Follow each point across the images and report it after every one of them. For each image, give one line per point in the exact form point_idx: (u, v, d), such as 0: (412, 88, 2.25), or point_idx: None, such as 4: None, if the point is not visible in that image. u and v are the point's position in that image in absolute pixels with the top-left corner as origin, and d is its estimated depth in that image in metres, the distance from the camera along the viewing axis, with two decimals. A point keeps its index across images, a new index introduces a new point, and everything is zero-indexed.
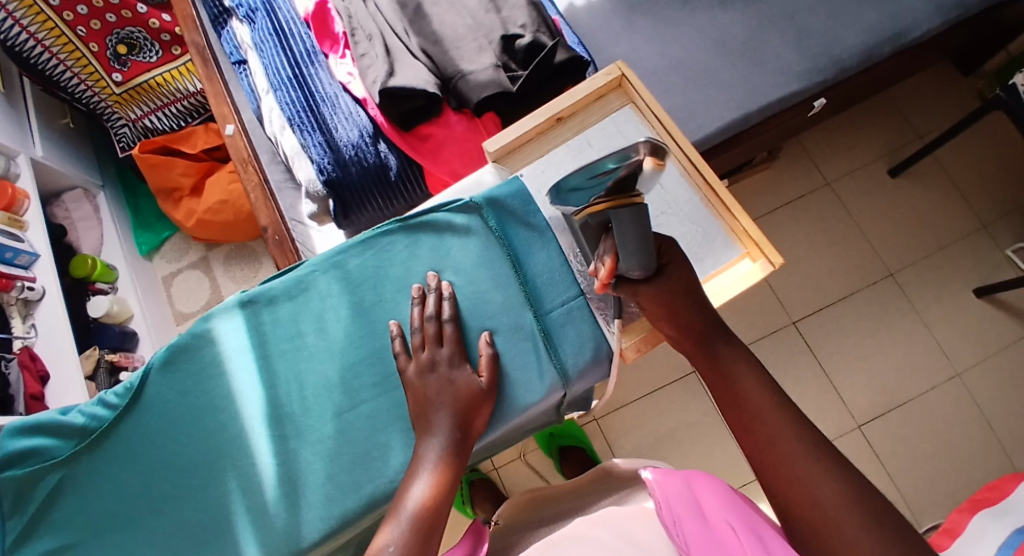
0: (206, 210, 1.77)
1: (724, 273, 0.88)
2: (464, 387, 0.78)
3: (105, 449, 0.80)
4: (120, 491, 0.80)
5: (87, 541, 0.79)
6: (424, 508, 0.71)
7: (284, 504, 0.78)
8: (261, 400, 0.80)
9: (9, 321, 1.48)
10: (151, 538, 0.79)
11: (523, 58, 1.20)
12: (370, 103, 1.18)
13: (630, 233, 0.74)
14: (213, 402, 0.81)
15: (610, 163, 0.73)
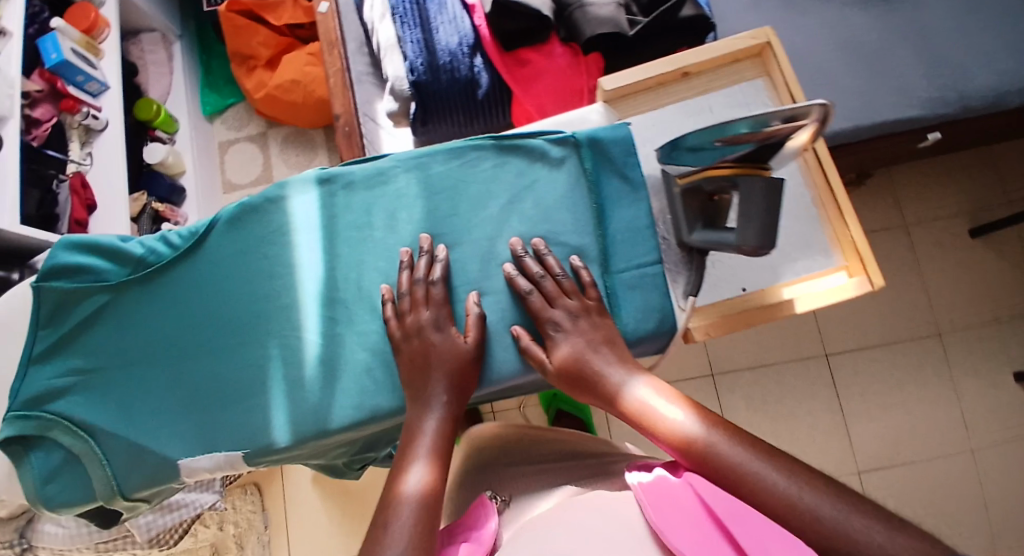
0: (277, 86, 1.73)
1: (815, 282, 0.82)
2: (450, 355, 0.76)
3: (156, 287, 0.80)
4: (164, 333, 0.80)
5: (113, 370, 0.80)
6: (426, 475, 0.70)
7: (320, 384, 0.78)
8: (319, 280, 0.80)
9: (68, 143, 1.48)
10: (181, 382, 0.79)
11: (645, 4, 1.14)
12: (477, 11, 1.12)
13: (756, 207, 0.70)
14: (271, 268, 0.80)
15: (742, 129, 0.68)
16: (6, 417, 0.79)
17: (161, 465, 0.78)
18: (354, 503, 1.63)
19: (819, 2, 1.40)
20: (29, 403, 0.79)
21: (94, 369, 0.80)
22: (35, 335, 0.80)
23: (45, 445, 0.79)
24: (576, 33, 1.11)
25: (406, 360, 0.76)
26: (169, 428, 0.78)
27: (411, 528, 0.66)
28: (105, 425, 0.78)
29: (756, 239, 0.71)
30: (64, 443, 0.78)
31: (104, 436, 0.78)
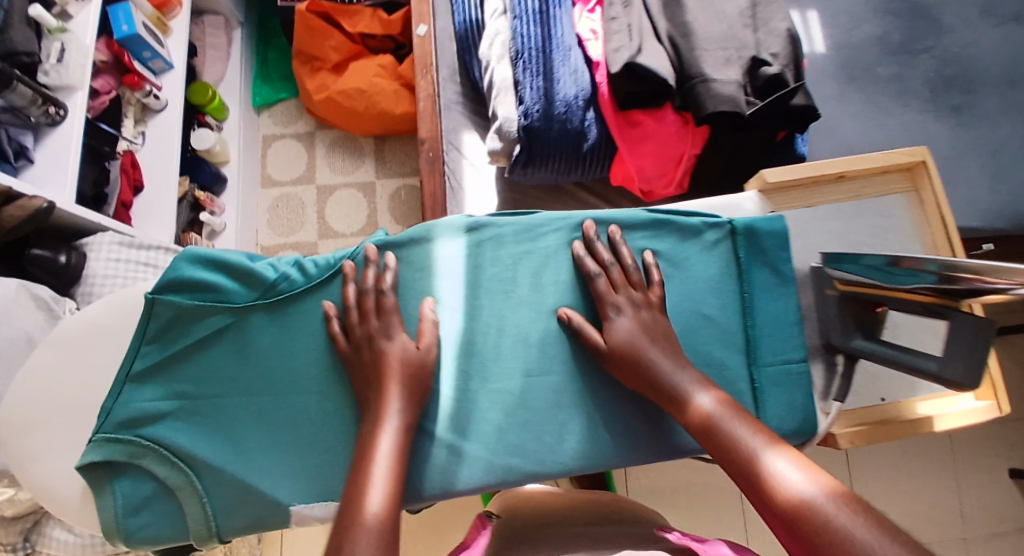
0: (342, 92, 1.69)
1: (947, 402, 0.85)
2: (401, 362, 0.73)
3: (285, 317, 0.77)
4: (287, 368, 0.76)
5: (226, 398, 0.75)
6: (388, 492, 0.64)
7: (452, 438, 0.78)
8: (459, 331, 0.80)
9: (122, 119, 1.40)
10: (294, 422, 0.75)
11: (760, 87, 1.11)
12: (601, 68, 1.10)
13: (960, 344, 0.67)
14: (413, 311, 0.80)
15: (931, 267, 0.65)
16: (94, 439, 0.73)
17: (270, 510, 0.74)
18: None
19: (901, 104, 1.43)
20: (125, 426, 0.74)
21: (201, 395, 0.75)
22: (138, 349, 0.75)
23: (135, 474, 0.74)
24: (696, 107, 1.08)
25: (367, 369, 0.73)
26: (280, 470, 0.74)
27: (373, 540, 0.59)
28: (207, 459, 0.74)
29: (961, 374, 0.67)
30: (159, 474, 0.73)
31: (207, 470, 0.74)
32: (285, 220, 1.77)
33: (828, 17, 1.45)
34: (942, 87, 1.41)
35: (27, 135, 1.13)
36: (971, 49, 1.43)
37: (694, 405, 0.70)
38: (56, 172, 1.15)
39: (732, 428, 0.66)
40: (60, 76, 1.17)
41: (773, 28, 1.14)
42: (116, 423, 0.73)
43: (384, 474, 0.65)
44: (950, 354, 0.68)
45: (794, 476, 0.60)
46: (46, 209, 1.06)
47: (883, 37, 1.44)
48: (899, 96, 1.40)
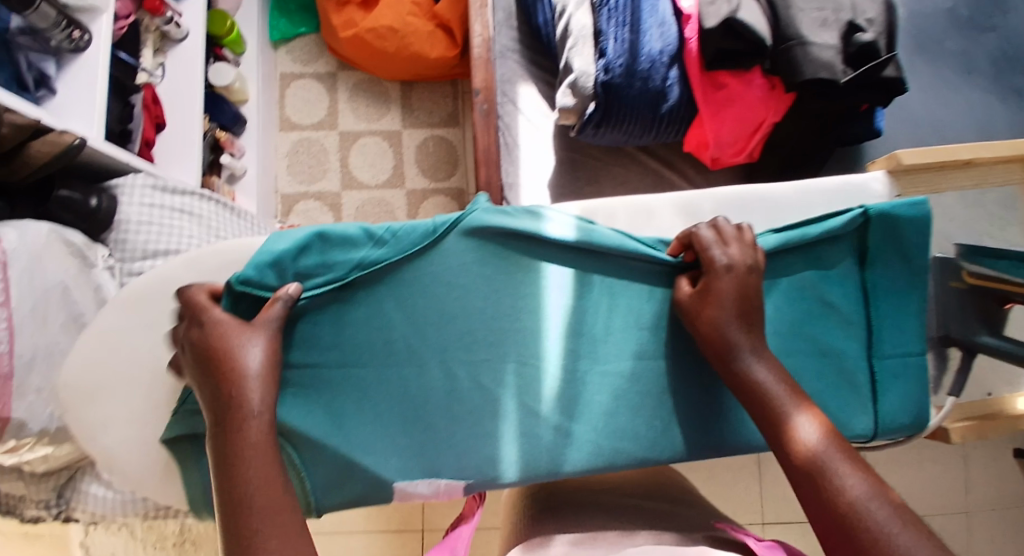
0: (371, 30, 1.55)
1: None
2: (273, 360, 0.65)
3: (383, 284, 0.73)
4: (394, 340, 0.72)
5: (330, 368, 0.72)
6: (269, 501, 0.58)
7: (558, 422, 0.73)
8: (570, 309, 0.75)
9: (141, 48, 1.27)
10: (392, 400, 0.72)
11: (852, 56, 1.07)
12: (692, 22, 1.03)
13: None
14: (516, 288, 0.74)
15: None
16: (177, 412, 0.70)
17: (376, 487, 0.71)
18: None
19: (964, 82, 1.39)
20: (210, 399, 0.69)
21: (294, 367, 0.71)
22: None
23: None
24: (791, 71, 1.02)
25: (201, 354, 0.65)
26: (384, 448, 0.71)
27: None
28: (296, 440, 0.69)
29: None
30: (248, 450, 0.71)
31: (306, 447, 0.70)
32: (306, 167, 1.67)
33: None
34: (1005, 68, 1.40)
35: (48, 62, 1.01)
36: None
37: (798, 439, 0.61)
38: (82, 105, 1.04)
39: (826, 457, 0.60)
40: None
41: None
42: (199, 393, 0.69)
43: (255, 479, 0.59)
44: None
45: (868, 508, 0.56)
46: (78, 145, 0.94)
47: (953, 9, 1.42)
48: (963, 72, 1.40)
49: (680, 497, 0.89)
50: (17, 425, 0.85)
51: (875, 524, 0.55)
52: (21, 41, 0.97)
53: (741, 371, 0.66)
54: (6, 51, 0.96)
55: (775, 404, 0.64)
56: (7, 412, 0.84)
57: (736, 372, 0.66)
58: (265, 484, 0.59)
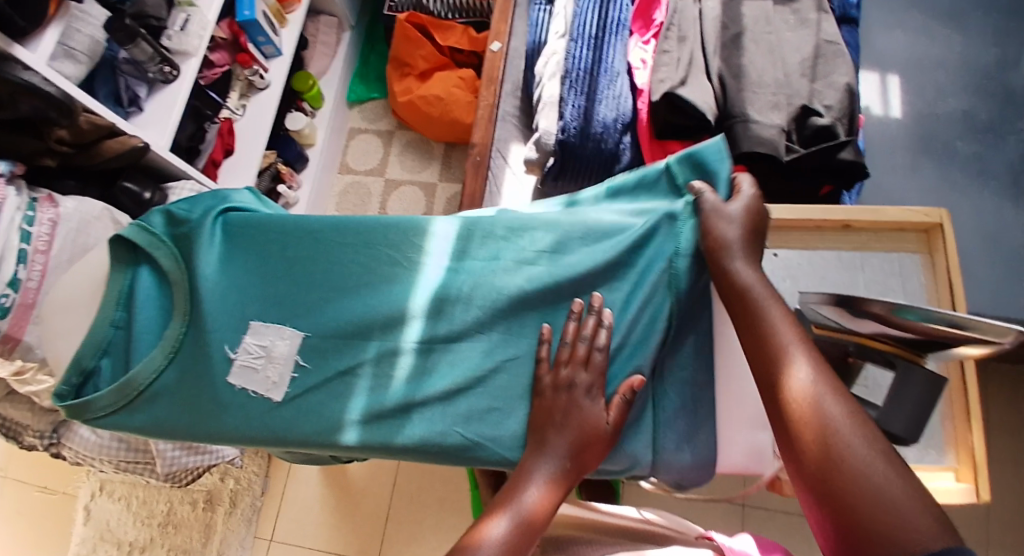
0: (423, 96, 1.81)
1: (927, 475, 0.79)
2: (583, 424, 0.76)
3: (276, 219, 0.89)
4: (270, 225, 0.88)
5: (234, 307, 0.86)
6: (515, 532, 0.69)
7: (403, 399, 0.81)
8: (432, 252, 0.86)
9: (229, 91, 1.58)
10: (271, 317, 0.85)
11: (807, 137, 1.13)
12: (644, 95, 1.17)
13: (910, 396, 0.71)
14: (376, 239, 0.87)
15: (913, 315, 0.66)
16: (108, 300, 0.86)
17: (240, 418, 0.82)
18: (350, 500, 1.68)
19: (972, 182, 1.28)
20: (122, 295, 0.86)
21: (187, 221, 0.88)
22: (155, 225, 0.88)
23: (121, 331, 0.87)
24: (731, 145, 1.12)
25: (575, 434, 0.76)
26: (229, 309, 0.86)
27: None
28: (176, 287, 0.86)
29: (902, 428, 0.71)
30: (145, 344, 0.86)
31: (179, 348, 0.85)
32: (351, 206, 1.92)
33: (909, 84, 1.37)
34: None
35: (140, 86, 1.31)
36: None
37: (824, 428, 0.61)
38: (160, 123, 1.32)
39: (822, 409, 0.62)
40: (181, 42, 1.36)
41: (833, 81, 1.15)
42: (119, 254, 0.87)
43: (528, 503, 0.71)
44: (895, 405, 0.71)
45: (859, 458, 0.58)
46: (142, 148, 1.21)
47: (969, 113, 1.33)
48: (977, 174, 1.28)
49: (644, 536, 0.93)
50: (26, 348, 1.08)
51: (881, 492, 0.56)
52: (124, 67, 1.27)
53: (753, 317, 0.71)
54: (112, 73, 1.26)
55: (787, 373, 0.66)
56: (21, 333, 1.06)
57: (765, 344, 0.69)
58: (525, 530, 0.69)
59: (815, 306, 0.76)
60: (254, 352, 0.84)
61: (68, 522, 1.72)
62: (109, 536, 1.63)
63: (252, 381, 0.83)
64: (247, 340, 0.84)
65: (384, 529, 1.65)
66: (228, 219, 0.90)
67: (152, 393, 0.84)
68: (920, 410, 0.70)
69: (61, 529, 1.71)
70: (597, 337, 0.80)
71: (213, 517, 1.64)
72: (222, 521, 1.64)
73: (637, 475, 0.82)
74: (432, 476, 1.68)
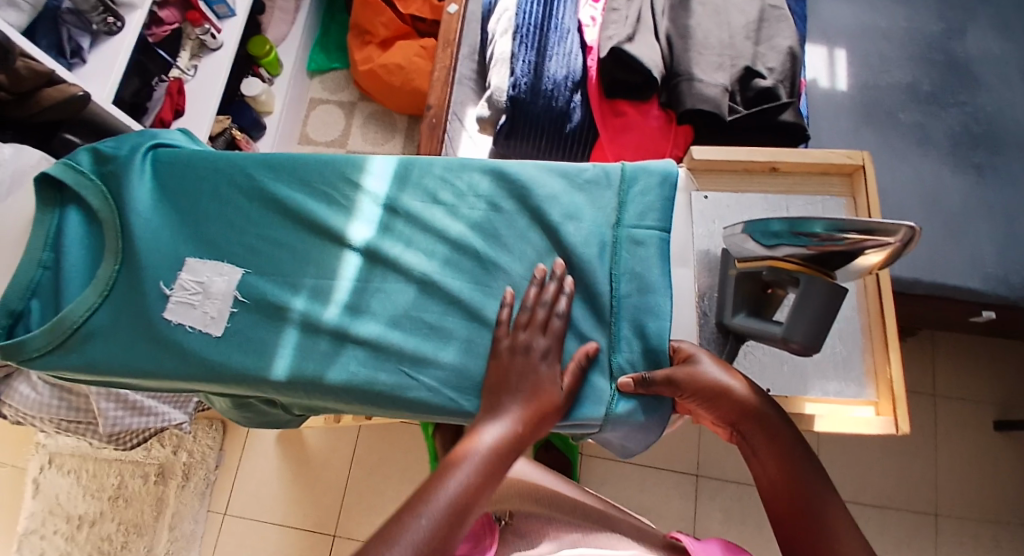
0: (384, 65, 1.80)
1: (845, 408, 0.81)
2: (538, 387, 0.75)
3: (212, 156, 0.88)
4: (205, 161, 0.88)
5: (169, 245, 0.84)
6: (460, 496, 0.67)
7: (334, 332, 0.80)
8: (367, 190, 0.85)
9: (178, 51, 1.54)
10: (205, 251, 0.84)
11: (751, 99, 1.14)
12: (593, 52, 1.16)
13: (812, 306, 0.71)
14: (312, 178, 0.86)
15: (818, 227, 0.70)
16: (35, 240, 0.84)
17: (174, 356, 0.80)
18: (308, 474, 1.66)
19: (913, 152, 1.29)
20: (50, 235, 0.84)
21: (115, 158, 0.87)
22: (83, 164, 0.86)
23: (49, 273, 0.84)
24: (676, 103, 1.13)
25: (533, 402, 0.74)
26: (166, 246, 0.84)
27: (425, 533, 0.63)
28: (105, 225, 0.84)
29: (804, 336, 0.71)
30: (75, 283, 0.84)
31: (111, 287, 0.83)
32: None
33: (857, 58, 1.36)
34: (965, 143, 1.29)
35: (84, 38, 1.28)
36: (1008, 111, 1.31)
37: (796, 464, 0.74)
38: (102, 75, 1.30)
39: (787, 446, 0.74)
40: None
41: (776, 44, 1.17)
42: (46, 193, 0.85)
43: (473, 469, 0.69)
44: (799, 314, 0.71)
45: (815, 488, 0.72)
46: (80, 97, 1.19)
47: (913, 85, 1.34)
48: (918, 144, 1.30)
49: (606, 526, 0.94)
50: None
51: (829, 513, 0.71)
52: (67, 18, 1.24)
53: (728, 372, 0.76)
54: (54, 23, 1.23)
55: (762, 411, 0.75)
56: None
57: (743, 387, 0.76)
58: (468, 496, 0.67)
59: (739, 240, 0.77)
60: (190, 288, 0.82)
61: (18, 494, 1.68)
62: (59, 511, 1.60)
63: (190, 317, 0.82)
64: (183, 277, 0.83)
65: (342, 502, 1.62)
66: (163, 155, 0.89)
67: (86, 334, 0.82)
68: (821, 320, 0.71)
69: (9, 503, 1.66)
70: (557, 303, 0.79)
71: (166, 491, 1.61)
72: (174, 494, 1.62)
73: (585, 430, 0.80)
74: (391, 450, 1.65)
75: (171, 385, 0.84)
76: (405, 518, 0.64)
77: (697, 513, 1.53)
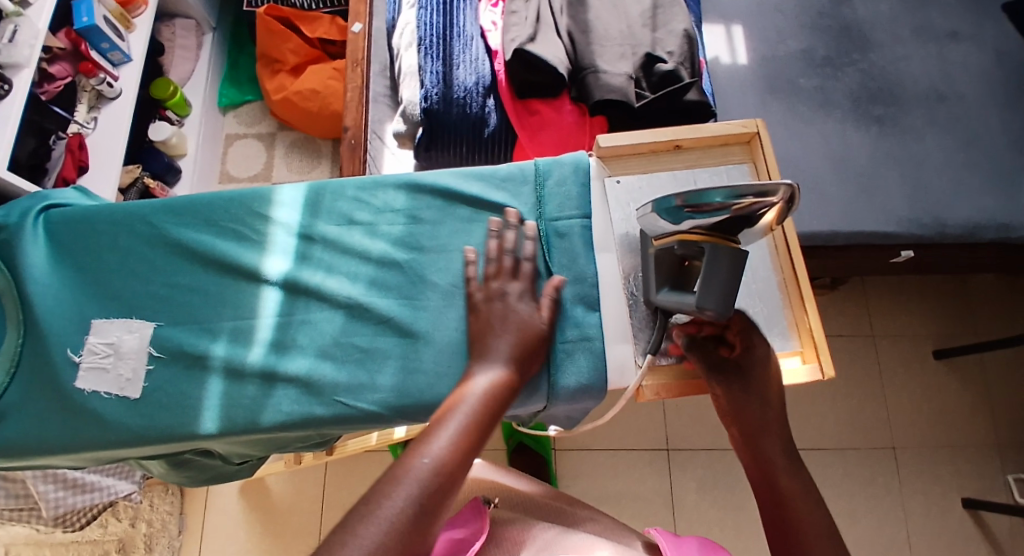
0: (297, 92, 1.77)
1: (772, 363, 0.84)
2: (521, 325, 0.77)
3: (111, 207, 0.84)
4: (103, 214, 0.84)
5: (78, 308, 0.81)
6: (462, 434, 0.67)
7: (262, 372, 0.78)
8: (279, 222, 0.83)
9: (76, 104, 1.48)
10: (117, 308, 0.81)
11: (656, 84, 1.15)
12: (499, 56, 1.17)
13: (720, 275, 0.72)
14: (220, 216, 0.83)
15: (717, 198, 0.70)
16: None
17: (96, 422, 0.77)
18: (278, 517, 1.61)
19: (818, 114, 1.34)
20: None
21: (5, 227, 0.82)
22: None
23: None
24: (586, 96, 1.14)
25: (520, 344, 0.76)
26: (74, 310, 0.81)
27: (428, 472, 0.62)
28: (3, 299, 0.80)
29: (716, 305, 0.72)
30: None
31: (18, 362, 0.79)
32: None
33: (753, 29, 1.41)
34: (864, 99, 1.35)
35: None
36: (900, 63, 1.37)
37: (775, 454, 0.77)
38: None
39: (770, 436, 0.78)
40: (9, 54, 1.27)
41: (671, 29, 1.19)
42: None
43: (469, 410, 0.69)
44: (708, 285, 0.73)
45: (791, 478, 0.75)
46: None
47: (809, 50, 1.39)
48: (822, 105, 1.34)
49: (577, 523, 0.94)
50: None
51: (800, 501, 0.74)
52: None
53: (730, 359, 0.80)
54: None
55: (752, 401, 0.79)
56: None
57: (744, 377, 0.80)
58: (467, 437, 0.67)
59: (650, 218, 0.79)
60: (99, 351, 0.79)
61: None
62: None
63: (104, 382, 0.78)
64: (90, 341, 0.80)
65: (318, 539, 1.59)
66: (57, 213, 0.85)
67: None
68: (731, 288, 0.73)
69: None
70: (523, 251, 0.82)
71: None
72: None
73: (534, 409, 0.82)
74: (360, 480, 1.62)
75: (102, 456, 0.80)
76: (402, 463, 0.63)
77: (672, 490, 1.55)
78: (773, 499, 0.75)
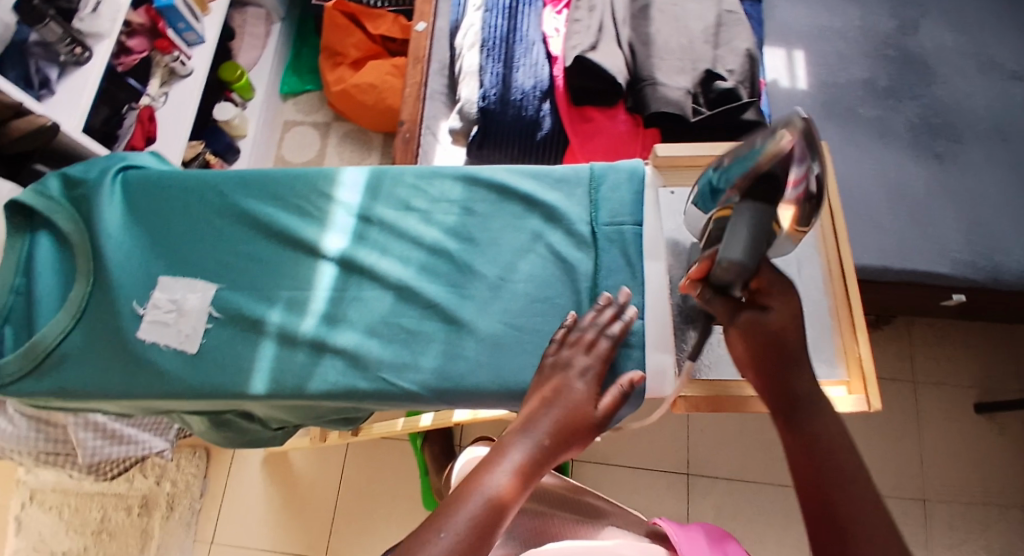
0: (356, 85, 1.81)
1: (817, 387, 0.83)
2: (570, 406, 0.72)
3: (184, 173, 0.88)
4: (177, 179, 0.88)
5: (144, 266, 0.85)
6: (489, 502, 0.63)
7: (312, 343, 0.81)
8: (340, 201, 0.86)
9: (149, 78, 1.55)
10: (181, 269, 0.85)
11: (714, 100, 1.16)
12: (558, 62, 1.19)
13: (743, 226, 0.72)
14: (286, 192, 0.87)
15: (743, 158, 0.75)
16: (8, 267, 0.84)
17: (150, 375, 0.80)
18: (297, 496, 1.64)
19: (874, 146, 1.32)
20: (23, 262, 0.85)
21: (84, 182, 0.87)
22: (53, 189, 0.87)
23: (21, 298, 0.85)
24: (642, 107, 1.15)
25: (568, 418, 0.71)
26: (141, 266, 0.85)
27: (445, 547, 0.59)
28: (77, 249, 0.84)
29: (739, 252, 0.72)
30: (46, 309, 0.83)
31: (83, 310, 0.83)
32: None
33: (815, 56, 1.40)
34: (923, 135, 1.33)
35: (52, 68, 1.29)
36: (963, 101, 1.35)
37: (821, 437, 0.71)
38: (71, 104, 1.30)
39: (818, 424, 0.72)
40: (92, 24, 1.33)
41: (734, 47, 1.20)
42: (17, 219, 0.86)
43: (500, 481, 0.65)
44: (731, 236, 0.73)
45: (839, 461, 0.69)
46: (51, 127, 1.19)
47: (870, 81, 1.38)
48: (879, 137, 1.33)
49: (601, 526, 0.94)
50: None
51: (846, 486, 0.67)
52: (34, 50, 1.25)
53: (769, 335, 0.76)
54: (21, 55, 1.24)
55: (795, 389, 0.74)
56: None
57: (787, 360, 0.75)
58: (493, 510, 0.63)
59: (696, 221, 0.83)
60: (163, 306, 0.82)
61: None
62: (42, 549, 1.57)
63: (165, 335, 0.82)
64: (156, 295, 0.83)
65: (335, 521, 1.61)
66: (133, 174, 0.89)
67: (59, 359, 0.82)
68: (756, 240, 0.72)
69: None
70: (613, 327, 0.78)
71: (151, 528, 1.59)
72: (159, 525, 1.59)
73: None
74: (380, 469, 1.64)
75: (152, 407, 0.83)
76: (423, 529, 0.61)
77: (691, 512, 1.53)
78: (814, 490, 0.68)
